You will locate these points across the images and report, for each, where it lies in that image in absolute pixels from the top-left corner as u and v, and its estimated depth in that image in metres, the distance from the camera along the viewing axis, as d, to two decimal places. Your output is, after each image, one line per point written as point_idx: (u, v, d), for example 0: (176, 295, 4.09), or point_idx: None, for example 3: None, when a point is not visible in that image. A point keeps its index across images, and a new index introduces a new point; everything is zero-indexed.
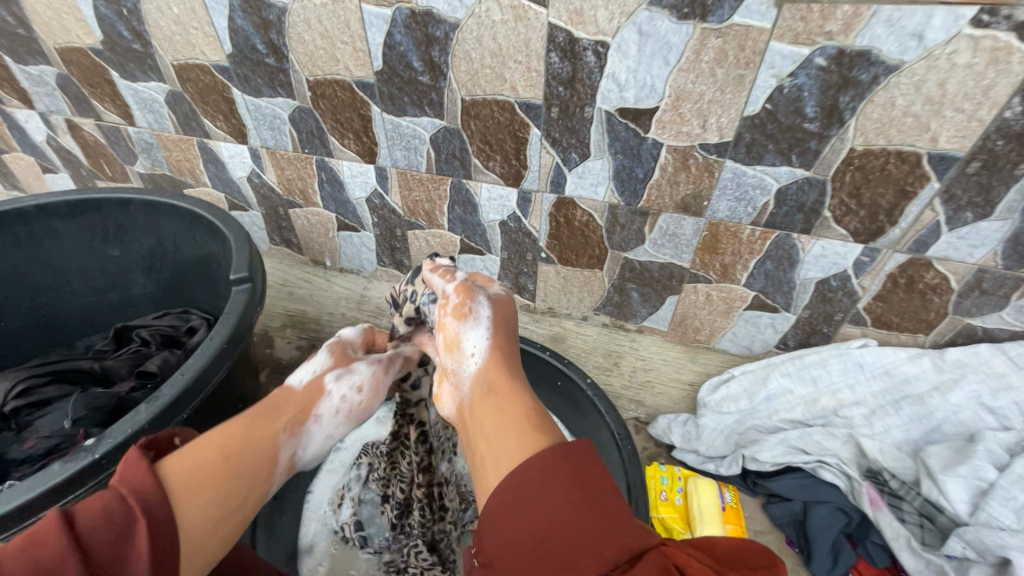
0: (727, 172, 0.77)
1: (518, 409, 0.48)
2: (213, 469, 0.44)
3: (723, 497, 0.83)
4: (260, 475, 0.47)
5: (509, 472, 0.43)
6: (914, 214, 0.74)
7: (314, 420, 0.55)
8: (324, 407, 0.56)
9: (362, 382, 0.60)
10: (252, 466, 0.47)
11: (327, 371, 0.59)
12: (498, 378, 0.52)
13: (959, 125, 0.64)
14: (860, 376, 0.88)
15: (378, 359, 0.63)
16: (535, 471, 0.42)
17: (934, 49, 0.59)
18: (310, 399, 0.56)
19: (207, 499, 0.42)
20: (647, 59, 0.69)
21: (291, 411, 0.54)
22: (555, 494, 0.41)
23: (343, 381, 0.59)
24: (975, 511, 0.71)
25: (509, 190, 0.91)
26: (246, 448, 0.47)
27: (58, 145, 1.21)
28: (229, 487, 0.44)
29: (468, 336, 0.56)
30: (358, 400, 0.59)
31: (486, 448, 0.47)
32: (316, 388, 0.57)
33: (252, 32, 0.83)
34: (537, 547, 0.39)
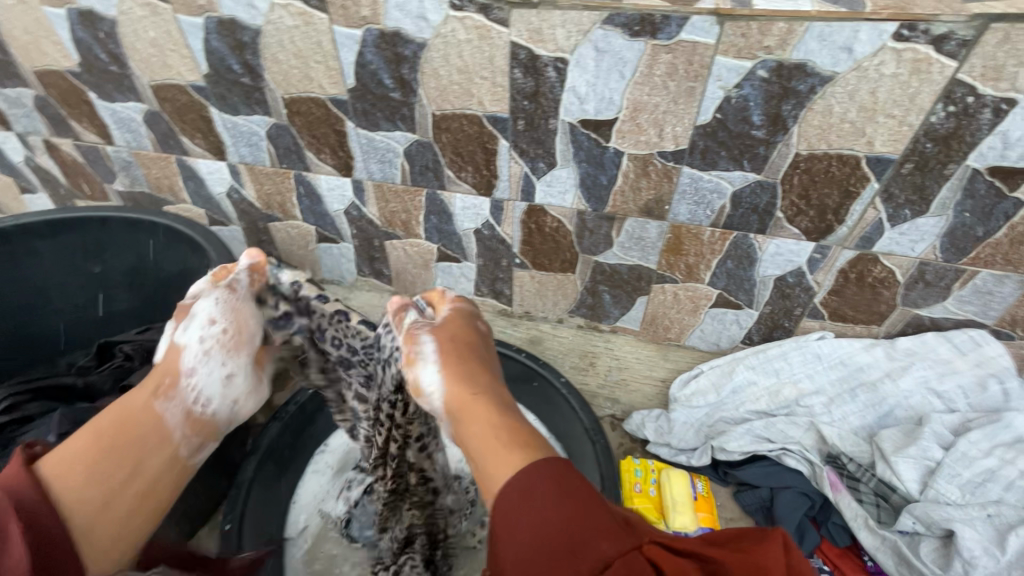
0: (685, 177, 0.82)
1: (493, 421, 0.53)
2: (85, 464, 0.53)
3: (695, 487, 0.88)
4: (146, 444, 0.57)
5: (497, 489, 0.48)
6: (858, 213, 0.79)
7: (188, 377, 0.61)
8: (187, 358, 0.62)
9: (212, 318, 0.63)
10: (142, 447, 0.57)
11: (175, 330, 0.63)
12: (469, 396, 0.56)
13: (891, 130, 0.70)
14: (819, 366, 0.92)
15: (217, 295, 0.64)
16: (521, 486, 0.46)
17: (862, 61, 0.65)
18: (171, 364, 0.62)
19: (91, 485, 0.52)
20: (604, 73, 0.74)
21: (158, 381, 0.61)
22: (542, 500, 0.45)
23: (190, 329, 0.62)
24: (924, 488, 0.77)
25: (482, 199, 0.95)
26: (126, 432, 0.57)
27: (36, 165, 1.22)
28: (108, 473, 0.54)
29: (425, 368, 0.58)
30: (216, 334, 0.63)
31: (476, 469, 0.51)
32: (173, 351, 0.62)
33: (228, 53, 0.86)
34: (532, 553, 0.43)
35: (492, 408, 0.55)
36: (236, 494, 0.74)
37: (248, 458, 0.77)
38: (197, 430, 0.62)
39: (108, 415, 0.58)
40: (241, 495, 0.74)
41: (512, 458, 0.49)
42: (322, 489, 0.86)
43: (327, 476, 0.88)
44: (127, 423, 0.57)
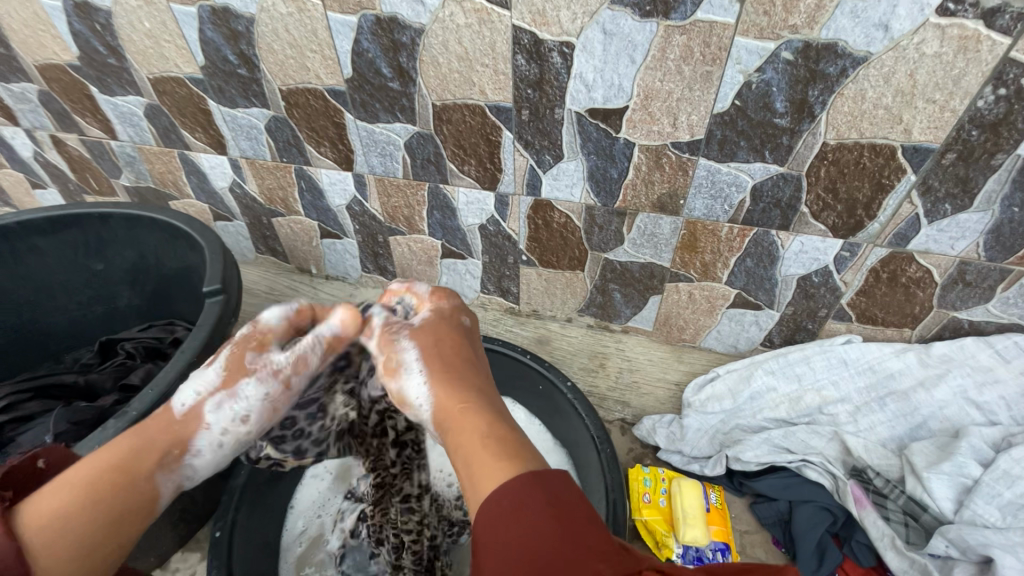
0: (701, 169, 0.76)
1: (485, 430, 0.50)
2: (69, 524, 0.48)
3: (708, 498, 0.83)
4: (136, 514, 0.53)
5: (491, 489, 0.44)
6: (892, 207, 0.72)
7: (192, 454, 0.59)
8: (202, 438, 0.59)
9: (249, 405, 0.60)
10: (128, 515, 0.52)
11: (211, 395, 0.59)
12: (454, 409, 0.54)
13: (932, 117, 0.63)
14: (844, 372, 0.86)
15: (270, 373, 0.61)
16: (513, 496, 0.43)
17: (901, 40, 0.58)
18: (188, 433, 0.58)
19: (64, 551, 0.47)
20: (613, 58, 0.68)
21: (165, 448, 0.56)
22: (533, 510, 0.42)
23: (223, 411, 0.59)
24: (960, 509, 0.70)
25: (486, 193, 0.91)
26: (121, 495, 0.52)
27: (44, 161, 1.22)
28: (86, 539, 0.49)
29: (409, 381, 0.58)
30: (240, 432, 0.61)
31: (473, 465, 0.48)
32: (195, 421, 0.59)
33: (223, 43, 0.83)
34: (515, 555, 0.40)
35: (483, 418, 0.52)
36: (228, 501, 0.72)
37: (240, 463, 0.75)
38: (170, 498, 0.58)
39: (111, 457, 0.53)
40: (231, 504, 0.72)
41: (504, 467, 0.45)
42: (321, 495, 0.85)
43: (326, 481, 0.86)
44: (121, 482, 0.52)
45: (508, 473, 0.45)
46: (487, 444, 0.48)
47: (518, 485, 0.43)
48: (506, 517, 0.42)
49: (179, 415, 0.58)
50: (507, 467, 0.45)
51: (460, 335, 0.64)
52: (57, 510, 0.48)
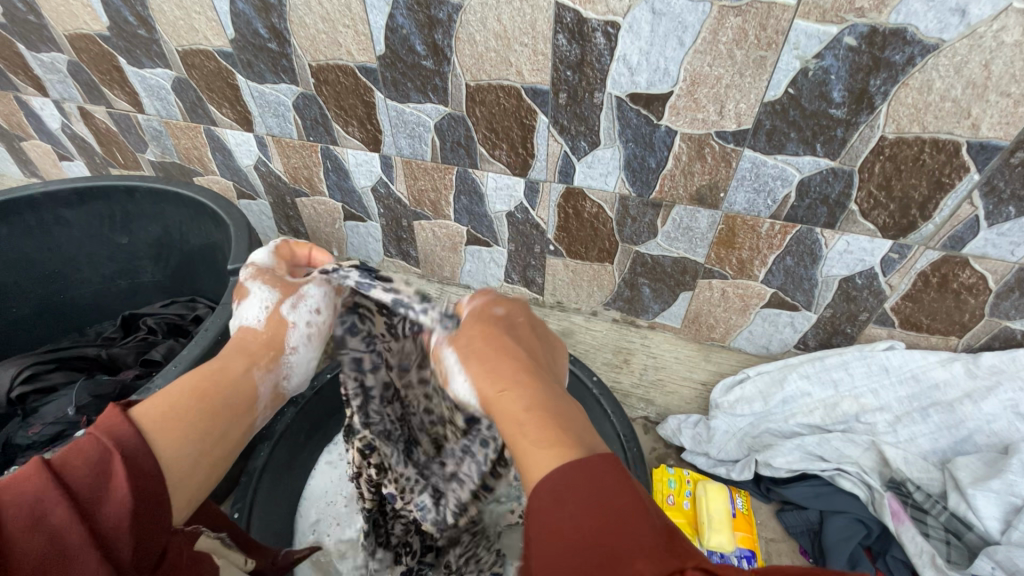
0: (745, 161, 0.73)
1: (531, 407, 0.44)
2: (177, 416, 0.48)
3: (734, 503, 0.80)
4: (240, 410, 0.54)
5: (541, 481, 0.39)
6: (950, 208, 0.68)
7: (289, 352, 0.59)
8: (293, 338, 0.59)
9: (318, 305, 0.60)
10: (234, 415, 0.53)
11: (281, 303, 0.59)
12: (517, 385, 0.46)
13: (1004, 111, 0.59)
14: (885, 381, 0.82)
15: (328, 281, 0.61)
16: (564, 483, 0.37)
17: (978, 27, 0.54)
18: (274, 338, 0.58)
19: (182, 438, 0.47)
20: (660, 40, 0.65)
21: (263, 352, 0.58)
22: (574, 507, 0.36)
23: (300, 309, 0.59)
24: (1008, 529, 0.67)
25: (516, 179, 0.88)
26: (223, 396, 0.53)
27: (72, 133, 1.22)
28: (197, 427, 0.49)
29: (455, 380, 0.51)
30: (321, 323, 0.61)
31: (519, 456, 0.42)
32: (277, 325, 0.58)
33: (254, 15, 0.81)
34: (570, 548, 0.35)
35: (525, 396, 0.45)
36: (247, 482, 0.72)
37: (261, 445, 0.74)
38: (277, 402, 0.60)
39: (208, 371, 0.54)
40: (251, 484, 0.72)
41: (555, 450, 0.40)
42: (334, 484, 0.83)
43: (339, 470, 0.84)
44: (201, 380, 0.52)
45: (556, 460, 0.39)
46: (534, 427, 0.42)
47: (568, 477, 0.37)
48: (549, 508, 0.37)
49: (260, 328, 0.58)
50: (552, 455, 0.39)
51: (498, 325, 0.53)
52: (164, 403, 0.48)
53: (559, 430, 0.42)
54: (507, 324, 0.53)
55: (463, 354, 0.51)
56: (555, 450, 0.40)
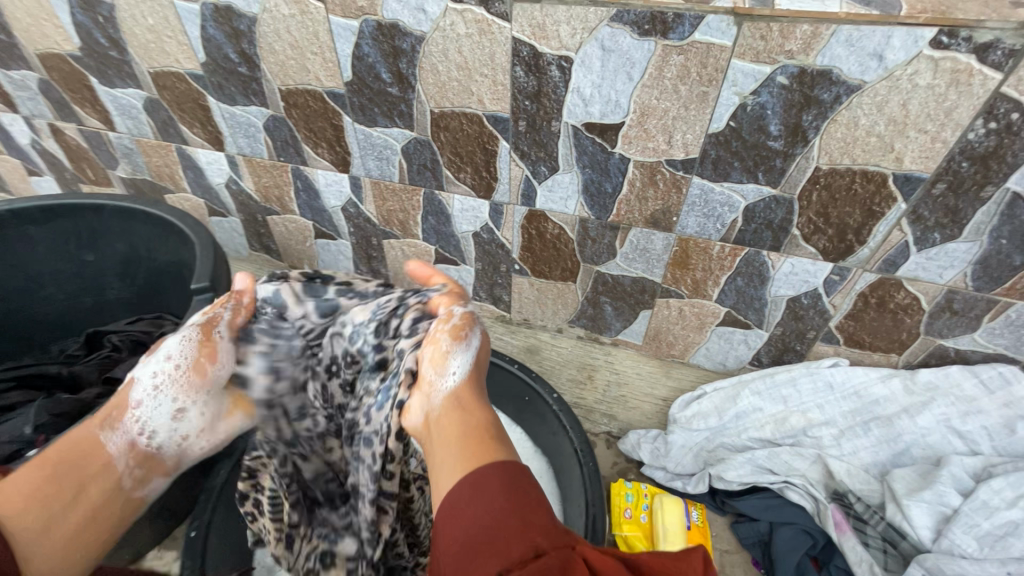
0: (694, 188, 0.77)
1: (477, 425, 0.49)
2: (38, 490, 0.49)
3: (690, 515, 0.83)
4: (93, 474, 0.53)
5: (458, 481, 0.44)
6: (882, 234, 0.73)
7: (135, 408, 0.57)
8: (140, 391, 0.58)
9: (172, 351, 0.58)
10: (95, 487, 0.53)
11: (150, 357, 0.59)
12: (467, 396, 0.53)
13: (923, 146, 0.64)
14: (830, 396, 0.87)
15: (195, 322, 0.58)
16: (484, 480, 0.43)
17: (894, 70, 0.59)
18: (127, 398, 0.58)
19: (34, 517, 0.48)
20: (610, 74, 0.69)
21: (110, 411, 0.57)
22: (491, 500, 0.41)
23: (150, 364, 0.58)
24: (938, 538, 0.70)
25: (481, 202, 0.91)
26: (73, 463, 0.53)
27: (42, 149, 1.21)
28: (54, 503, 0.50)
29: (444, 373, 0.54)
30: (176, 371, 0.57)
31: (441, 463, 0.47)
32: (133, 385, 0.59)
33: (224, 41, 0.84)
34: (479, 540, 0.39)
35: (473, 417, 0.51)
36: (206, 500, 0.73)
37: (222, 462, 0.77)
38: (144, 465, 0.57)
39: (53, 446, 0.53)
40: (209, 503, 0.73)
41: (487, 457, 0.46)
42: None
43: None
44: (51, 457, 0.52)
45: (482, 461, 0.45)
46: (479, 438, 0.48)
47: (488, 475, 0.43)
48: (469, 507, 0.41)
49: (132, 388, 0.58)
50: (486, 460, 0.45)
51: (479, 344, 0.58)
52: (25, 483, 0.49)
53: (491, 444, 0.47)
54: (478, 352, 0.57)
55: (472, 347, 0.56)
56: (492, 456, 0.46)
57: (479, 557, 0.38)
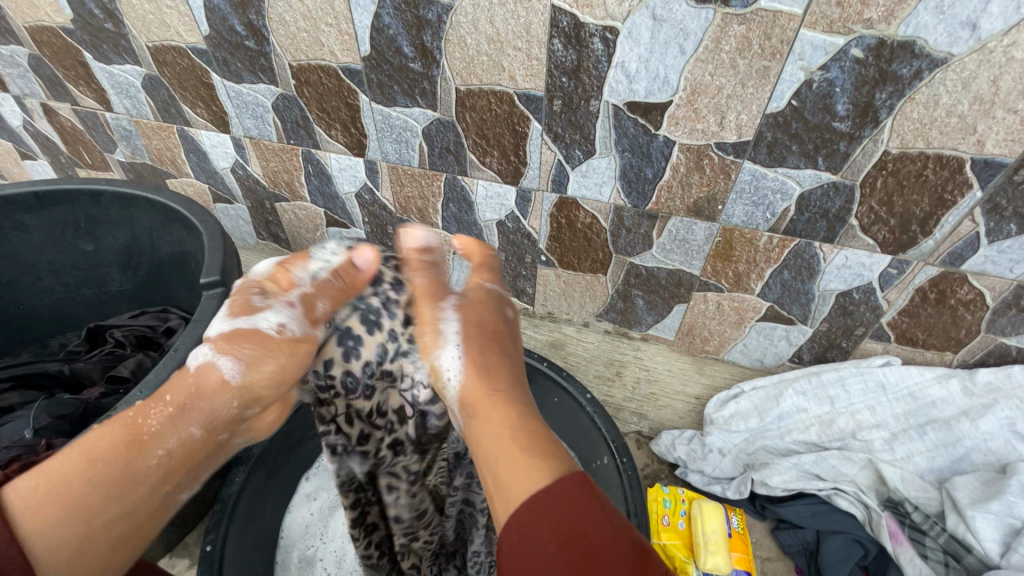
0: (745, 173, 0.70)
1: (526, 414, 0.46)
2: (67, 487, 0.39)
3: (730, 522, 0.79)
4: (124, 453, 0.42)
5: (523, 433, 0.44)
6: (951, 224, 0.67)
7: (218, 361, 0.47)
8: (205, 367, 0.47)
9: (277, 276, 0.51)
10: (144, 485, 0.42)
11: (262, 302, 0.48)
12: (491, 389, 0.47)
13: (1010, 127, 0.58)
14: (882, 397, 0.82)
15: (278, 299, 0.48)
16: (546, 500, 0.39)
17: (988, 41, 0.53)
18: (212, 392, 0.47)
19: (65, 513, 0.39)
20: (660, 47, 0.62)
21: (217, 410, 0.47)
22: (516, 429, 0.44)
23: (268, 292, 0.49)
24: (1008, 552, 0.66)
25: (507, 188, 0.85)
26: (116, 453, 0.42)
27: (35, 131, 1.14)
28: (95, 508, 0.40)
29: (444, 350, 0.47)
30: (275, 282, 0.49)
31: (483, 368, 0.48)
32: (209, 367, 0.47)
33: (230, 11, 0.77)
34: (523, 437, 0.43)
35: (517, 405, 0.47)
36: (221, 510, 0.68)
37: (236, 469, 0.71)
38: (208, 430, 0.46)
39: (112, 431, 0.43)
40: (225, 514, 0.67)
41: (534, 471, 0.41)
42: (312, 518, 0.81)
43: (320, 501, 0.82)
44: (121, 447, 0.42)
45: (536, 476, 0.40)
46: (498, 392, 0.47)
47: (548, 495, 0.39)
48: (512, 440, 0.43)
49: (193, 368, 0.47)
50: (543, 472, 0.40)
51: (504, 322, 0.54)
52: (64, 473, 0.40)
53: (548, 446, 0.43)
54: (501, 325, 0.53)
55: (455, 328, 0.49)
56: (538, 474, 0.40)
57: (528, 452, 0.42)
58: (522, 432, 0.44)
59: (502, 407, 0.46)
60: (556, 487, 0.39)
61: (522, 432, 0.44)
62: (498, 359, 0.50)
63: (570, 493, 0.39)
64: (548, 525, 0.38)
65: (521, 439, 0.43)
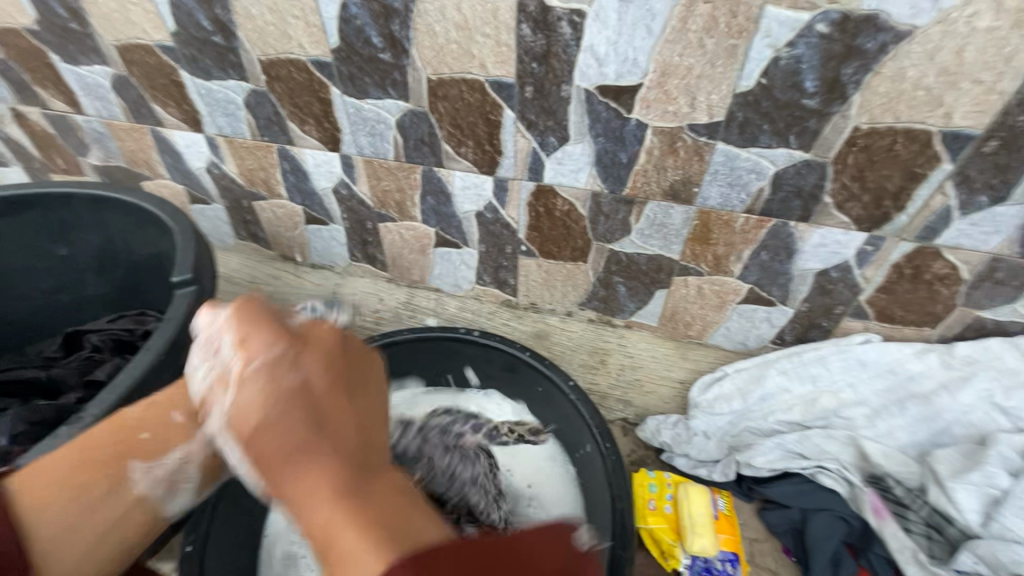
0: (719, 154, 0.70)
1: (334, 488, 0.40)
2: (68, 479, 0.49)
3: (716, 504, 0.79)
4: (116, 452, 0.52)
5: (345, 521, 0.39)
6: (923, 199, 0.67)
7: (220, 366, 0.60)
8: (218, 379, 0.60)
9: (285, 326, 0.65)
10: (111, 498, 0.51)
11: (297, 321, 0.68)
12: (309, 467, 0.42)
13: (976, 99, 0.58)
14: (862, 374, 0.82)
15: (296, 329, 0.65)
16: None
17: (950, 12, 0.53)
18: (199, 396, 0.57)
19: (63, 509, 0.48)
20: (627, 29, 0.62)
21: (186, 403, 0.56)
22: (331, 504, 0.40)
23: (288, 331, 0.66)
24: (988, 521, 0.68)
25: (484, 178, 0.84)
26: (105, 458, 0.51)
27: (6, 136, 1.12)
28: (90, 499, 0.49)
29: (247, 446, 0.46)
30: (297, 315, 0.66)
31: (278, 438, 0.43)
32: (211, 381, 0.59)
33: (195, 7, 0.76)
34: (338, 516, 0.39)
35: (325, 476, 0.41)
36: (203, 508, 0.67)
37: None
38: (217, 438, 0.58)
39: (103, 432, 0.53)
40: (207, 511, 0.67)
41: (373, 555, 0.37)
42: None
43: None
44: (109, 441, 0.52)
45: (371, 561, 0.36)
46: (323, 464, 0.41)
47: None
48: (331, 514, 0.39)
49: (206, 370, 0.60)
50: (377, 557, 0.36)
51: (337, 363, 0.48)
52: (51, 470, 0.49)
53: (386, 524, 0.39)
54: (343, 361, 0.48)
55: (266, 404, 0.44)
56: (373, 549, 0.37)
57: (331, 528, 0.39)
58: (334, 510, 0.39)
59: (333, 478, 0.41)
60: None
61: (335, 509, 0.39)
62: (342, 416, 0.45)
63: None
64: None
65: (343, 517, 0.39)
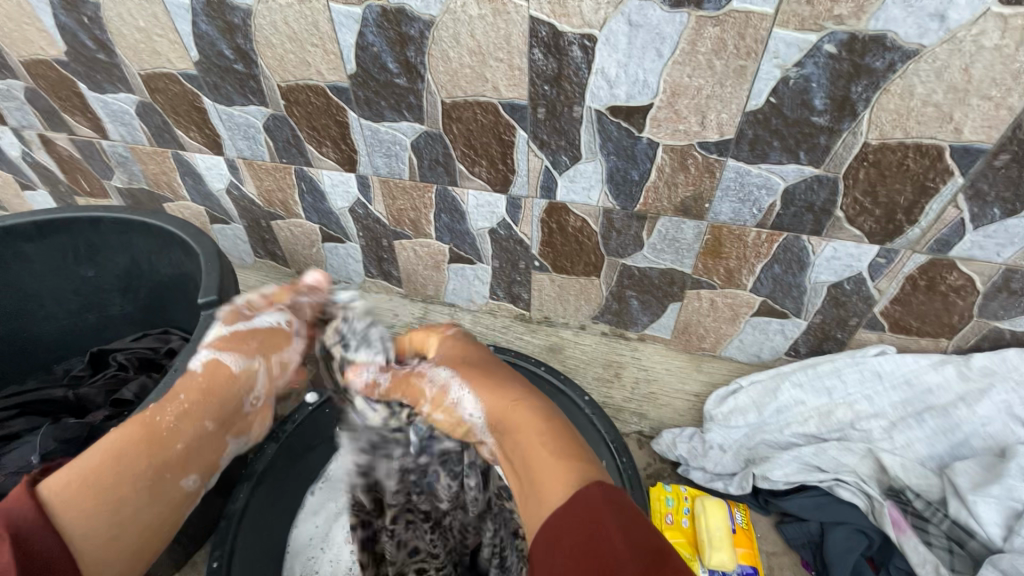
0: (729, 171, 0.71)
1: (545, 428, 0.50)
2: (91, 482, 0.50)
3: (734, 518, 0.79)
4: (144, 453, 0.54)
5: (546, 472, 0.46)
6: (935, 212, 0.68)
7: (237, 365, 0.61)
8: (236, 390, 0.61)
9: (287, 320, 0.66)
10: (146, 498, 0.53)
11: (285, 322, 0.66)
12: (501, 402, 0.54)
13: (985, 115, 0.58)
14: (878, 386, 0.83)
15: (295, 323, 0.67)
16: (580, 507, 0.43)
17: (957, 31, 0.54)
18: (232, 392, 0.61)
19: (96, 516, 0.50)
20: (638, 51, 0.63)
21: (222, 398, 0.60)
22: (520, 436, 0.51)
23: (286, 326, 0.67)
24: (1010, 536, 0.68)
25: (497, 196, 0.86)
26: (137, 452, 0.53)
27: (34, 161, 1.16)
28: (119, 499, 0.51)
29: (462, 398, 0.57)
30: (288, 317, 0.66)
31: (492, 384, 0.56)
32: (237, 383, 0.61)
33: (218, 37, 0.78)
34: (543, 437, 0.49)
35: (533, 412, 0.52)
36: (226, 526, 0.69)
37: (240, 486, 0.72)
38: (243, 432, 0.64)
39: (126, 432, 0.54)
40: (230, 529, 0.69)
41: (560, 478, 0.45)
42: (318, 530, 0.81)
43: (325, 513, 0.83)
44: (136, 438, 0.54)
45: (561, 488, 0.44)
46: (517, 404, 0.53)
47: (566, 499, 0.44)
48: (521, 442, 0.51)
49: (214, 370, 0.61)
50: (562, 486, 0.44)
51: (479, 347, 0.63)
52: (82, 470, 0.50)
53: (566, 450, 0.48)
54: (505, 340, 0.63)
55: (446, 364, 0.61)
56: (561, 480, 0.45)
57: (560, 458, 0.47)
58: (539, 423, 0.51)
59: (527, 411, 0.52)
60: (578, 496, 0.43)
61: (544, 434, 0.49)
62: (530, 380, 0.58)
63: (594, 503, 0.42)
64: (573, 549, 0.41)
65: (540, 439, 0.49)
